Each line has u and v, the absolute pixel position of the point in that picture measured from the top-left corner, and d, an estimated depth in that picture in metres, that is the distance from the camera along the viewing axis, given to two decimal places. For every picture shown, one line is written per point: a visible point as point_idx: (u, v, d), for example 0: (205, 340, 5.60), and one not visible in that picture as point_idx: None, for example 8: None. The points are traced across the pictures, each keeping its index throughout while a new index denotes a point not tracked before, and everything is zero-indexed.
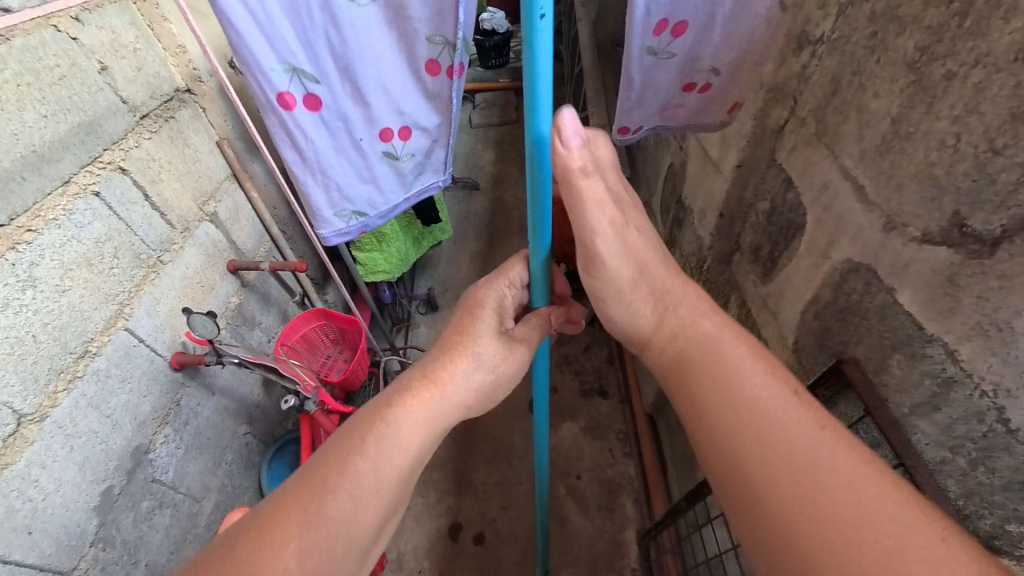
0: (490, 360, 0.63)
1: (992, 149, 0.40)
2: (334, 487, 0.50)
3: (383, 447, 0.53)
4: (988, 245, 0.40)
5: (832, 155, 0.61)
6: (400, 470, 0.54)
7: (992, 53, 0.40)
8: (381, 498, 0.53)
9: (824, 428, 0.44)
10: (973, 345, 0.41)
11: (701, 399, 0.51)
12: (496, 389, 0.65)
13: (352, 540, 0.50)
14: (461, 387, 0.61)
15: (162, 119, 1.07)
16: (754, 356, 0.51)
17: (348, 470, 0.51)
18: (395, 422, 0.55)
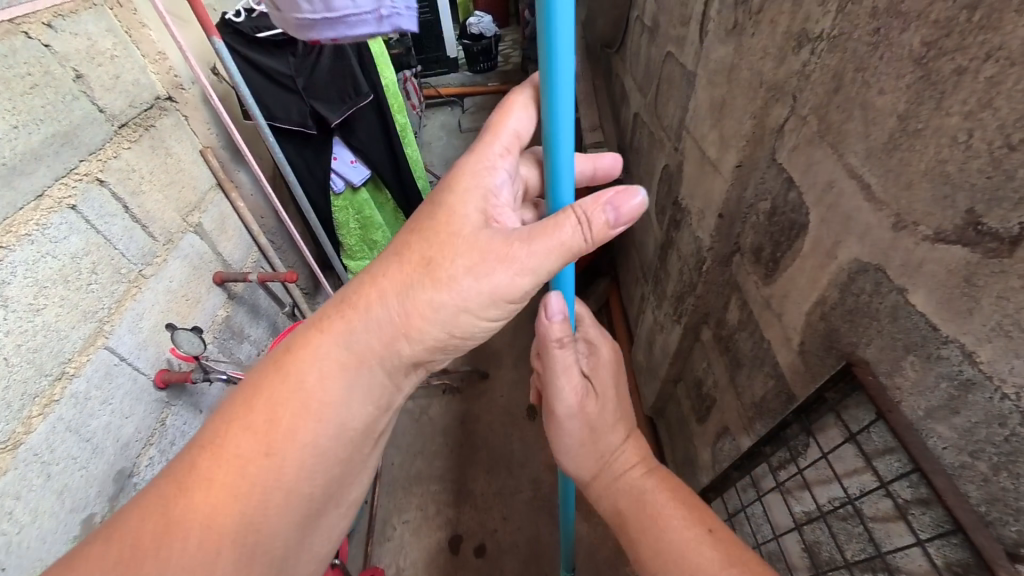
0: (462, 253, 0.54)
1: (1008, 144, 0.39)
2: (218, 461, 0.52)
3: (280, 406, 0.54)
4: (1006, 244, 0.39)
5: (835, 154, 0.60)
6: (307, 398, 0.56)
7: (1005, 47, 0.39)
8: (279, 461, 0.54)
9: (690, 524, 0.60)
10: (993, 346, 0.40)
11: (628, 525, 0.66)
12: (464, 313, 0.56)
13: (257, 520, 0.53)
14: (389, 306, 0.57)
15: (142, 128, 1.03)
16: (661, 489, 0.66)
17: (235, 441, 0.53)
18: (297, 373, 0.56)
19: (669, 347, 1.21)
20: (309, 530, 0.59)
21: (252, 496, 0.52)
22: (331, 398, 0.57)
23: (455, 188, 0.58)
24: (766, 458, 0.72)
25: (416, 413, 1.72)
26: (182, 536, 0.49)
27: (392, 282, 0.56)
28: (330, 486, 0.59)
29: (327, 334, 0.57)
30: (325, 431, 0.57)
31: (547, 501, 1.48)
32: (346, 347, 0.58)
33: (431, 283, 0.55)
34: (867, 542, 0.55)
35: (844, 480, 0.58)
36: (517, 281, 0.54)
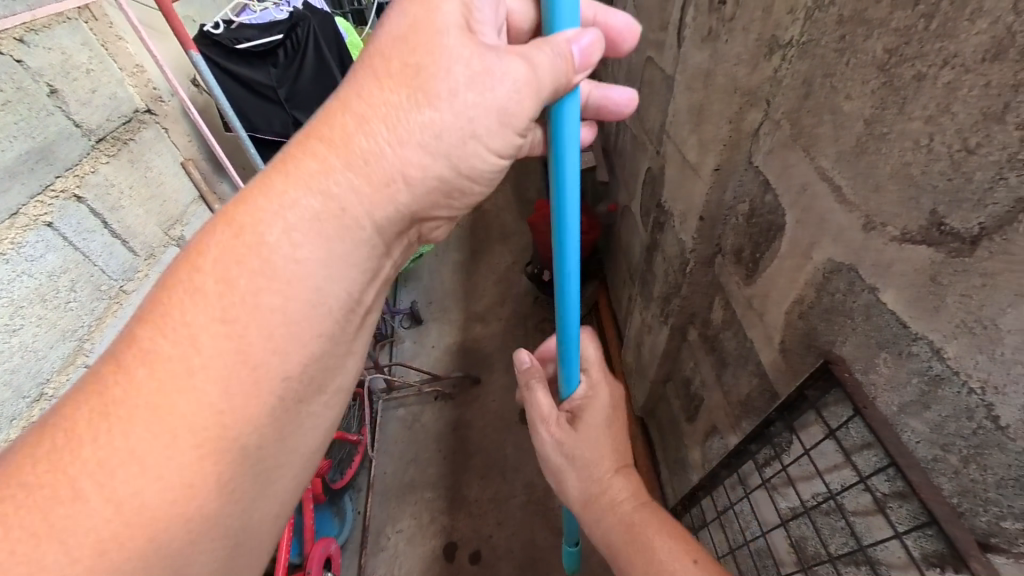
0: (458, 67, 0.46)
1: (966, 148, 0.40)
2: (159, 340, 0.42)
3: (234, 270, 0.45)
4: (968, 243, 0.40)
5: (808, 157, 0.62)
6: (281, 265, 0.46)
7: (960, 55, 0.40)
8: (238, 343, 0.44)
9: (679, 555, 0.60)
10: (958, 343, 0.41)
11: (616, 552, 0.66)
12: (469, 142, 0.49)
13: (224, 408, 0.43)
14: (378, 141, 0.47)
15: (120, 142, 1.02)
16: (651, 521, 0.65)
17: (180, 311, 0.43)
18: (252, 231, 0.45)
19: (658, 347, 1.22)
20: (278, 464, 0.49)
21: (196, 400, 0.42)
22: (307, 261, 0.47)
23: (419, 4, 0.47)
24: (751, 455, 0.73)
25: (408, 421, 1.72)
26: (97, 448, 0.39)
27: (381, 99, 0.46)
28: (308, 399, 0.50)
29: (288, 180, 0.46)
30: (301, 312, 0.47)
31: (542, 505, 1.48)
32: (318, 195, 0.47)
33: (416, 100, 0.46)
34: (849, 535, 0.57)
35: (826, 475, 0.59)
36: (509, 106, 0.49)
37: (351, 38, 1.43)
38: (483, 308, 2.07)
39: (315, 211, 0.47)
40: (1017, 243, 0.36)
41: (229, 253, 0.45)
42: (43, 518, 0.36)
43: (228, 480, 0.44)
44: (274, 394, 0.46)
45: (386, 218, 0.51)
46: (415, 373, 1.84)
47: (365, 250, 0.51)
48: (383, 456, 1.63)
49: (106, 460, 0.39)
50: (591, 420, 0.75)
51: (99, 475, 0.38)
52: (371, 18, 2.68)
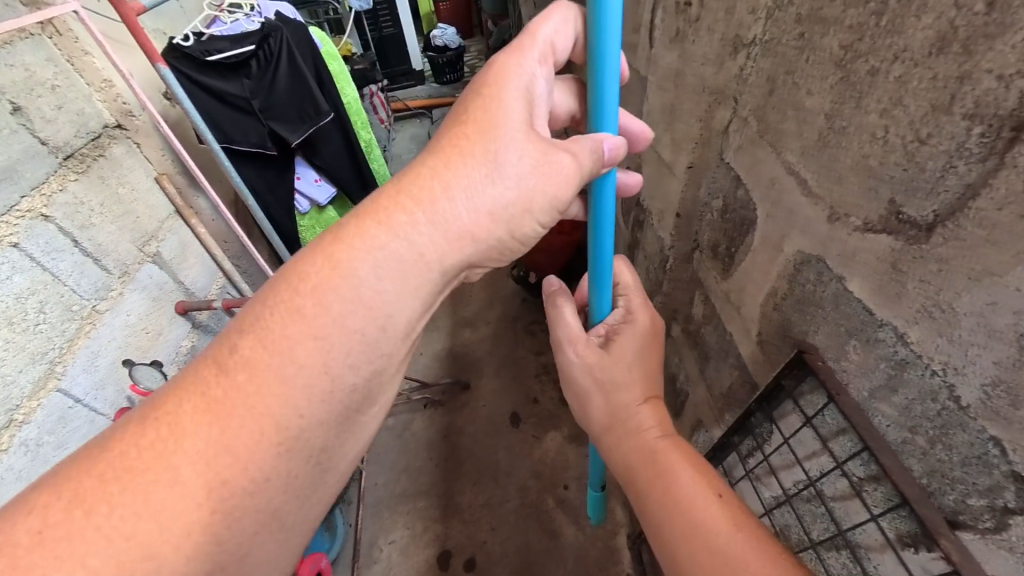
0: (524, 155, 0.50)
1: (917, 139, 0.42)
2: (254, 354, 0.45)
3: (327, 298, 0.46)
4: (923, 231, 0.41)
5: (775, 152, 0.63)
6: (349, 319, 0.47)
7: (908, 49, 0.42)
8: (321, 364, 0.46)
9: (702, 487, 0.55)
10: (920, 327, 0.42)
11: (636, 476, 0.62)
12: (527, 217, 0.52)
13: (283, 436, 0.45)
14: (458, 207, 0.49)
15: (90, 158, 1.00)
16: (676, 451, 0.60)
17: (276, 327, 0.45)
18: (344, 265, 0.47)
19: None
20: (334, 469, 0.50)
21: (282, 409, 0.44)
22: (385, 294, 0.48)
23: (501, 85, 0.52)
24: (735, 447, 0.74)
25: (398, 430, 1.70)
26: (194, 442, 0.42)
27: (461, 170, 0.49)
28: (363, 410, 0.51)
29: (381, 225, 0.48)
30: (375, 337, 0.49)
31: (535, 507, 1.48)
32: (405, 242, 0.48)
33: (488, 175, 0.49)
34: (829, 521, 0.58)
35: (806, 463, 0.61)
36: (559, 198, 0.53)
37: (326, 46, 1.42)
38: (471, 312, 2.07)
39: (401, 255, 0.48)
40: (968, 228, 0.38)
41: (296, 304, 0.46)
42: (145, 499, 0.40)
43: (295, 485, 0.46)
44: (341, 406, 0.48)
45: (455, 270, 0.52)
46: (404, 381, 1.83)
47: (431, 294, 0.51)
48: (374, 466, 1.61)
49: (199, 452, 0.42)
50: (624, 345, 0.71)
51: (197, 464, 0.42)
52: (349, 27, 2.67)
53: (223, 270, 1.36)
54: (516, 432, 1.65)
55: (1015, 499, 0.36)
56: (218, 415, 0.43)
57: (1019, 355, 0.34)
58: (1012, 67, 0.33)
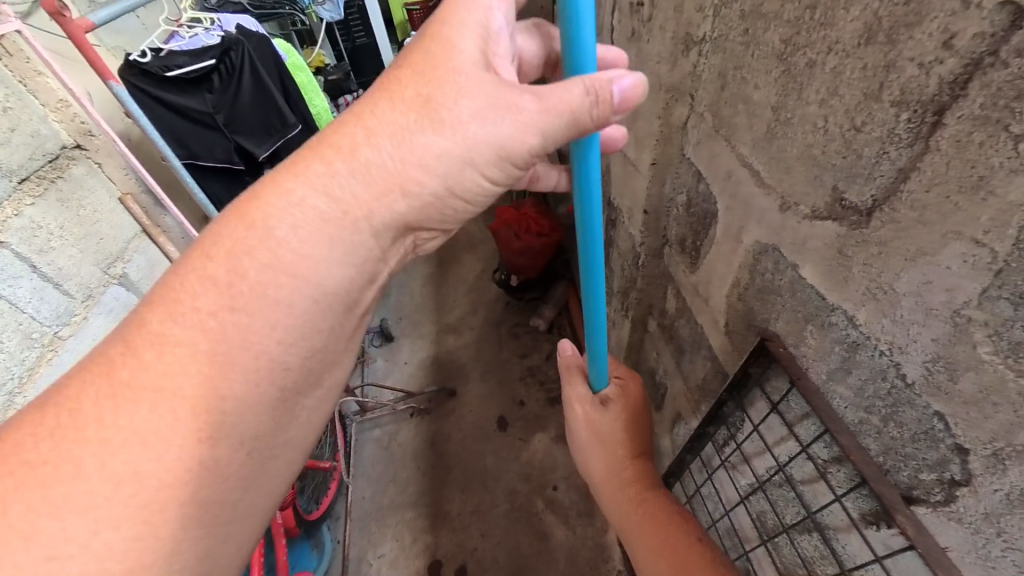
0: (468, 94, 0.45)
1: (854, 127, 0.43)
2: (166, 327, 0.45)
3: (242, 262, 0.47)
4: (864, 215, 0.43)
5: (729, 146, 0.65)
6: (274, 286, 0.47)
7: (840, 40, 0.43)
8: (242, 331, 0.46)
9: (684, 528, 0.63)
10: (867, 309, 0.44)
11: (621, 505, 0.71)
12: (469, 170, 0.47)
13: (214, 415, 0.45)
14: (387, 157, 0.47)
15: (47, 180, 0.97)
16: (659, 495, 0.68)
17: (188, 299, 0.46)
18: (262, 224, 0.47)
19: (623, 341, 1.24)
20: (275, 453, 0.51)
21: (194, 382, 0.44)
22: (306, 254, 0.48)
23: (451, 23, 0.48)
24: (710, 437, 0.75)
25: (384, 442, 1.68)
26: (102, 427, 0.41)
27: (390, 117, 0.46)
28: (302, 394, 0.52)
29: (298, 178, 0.48)
30: (306, 311, 0.49)
31: (525, 511, 1.47)
32: (326, 197, 0.48)
33: (421, 121, 0.45)
34: (799, 505, 0.59)
35: (775, 448, 0.62)
36: (508, 142, 0.46)
37: (292, 58, 1.41)
38: (455, 318, 2.06)
39: (322, 211, 0.48)
40: (902, 211, 0.39)
41: (235, 256, 0.47)
42: (46, 492, 0.39)
43: (219, 467, 0.45)
44: (274, 385, 0.49)
45: (390, 230, 0.51)
46: (389, 391, 1.81)
47: (365, 258, 0.51)
48: (361, 480, 1.59)
49: (107, 440, 0.41)
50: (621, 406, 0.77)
51: (99, 454, 0.41)
52: (319, 39, 2.65)
53: None
54: (504, 436, 1.64)
55: (961, 472, 0.37)
56: (139, 403, 0.42)
57: (954, 331, 0.36)
58: (930, 54, 0.35)
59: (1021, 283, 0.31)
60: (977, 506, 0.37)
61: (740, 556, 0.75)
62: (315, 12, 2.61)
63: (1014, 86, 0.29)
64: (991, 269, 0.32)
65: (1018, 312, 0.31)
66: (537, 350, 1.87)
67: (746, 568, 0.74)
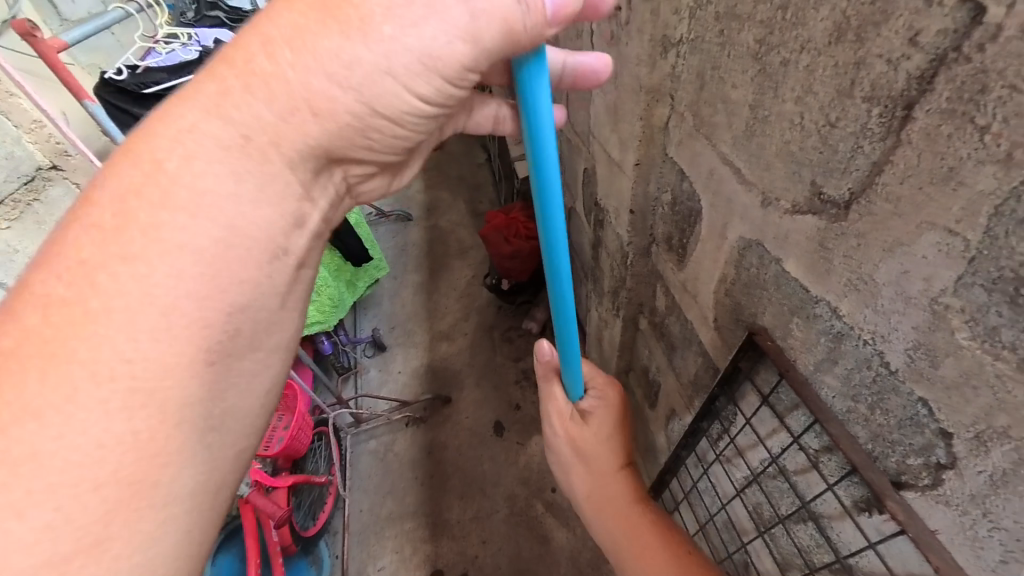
0: None
1: (829, 123, 0.44)
2: (59, 287, 0.41)
3: (134, 208, 0.43)
4: (842, 209, 0.44)
5: (710, 144, 0.66)
6: (178, 221, 0.43)
7: (812, 39, 0.44)
8: (144, 282, 0.41)
9: (670, 543, 0.67)
10: (849, 300, 0.44)
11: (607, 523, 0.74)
12: (388, 80, 0.43)
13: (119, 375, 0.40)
14: (285, 65, 0.42)
15: (22, 204, 0.97)
16: (643, 507, 0.73)
17: (77, 251, 0.42)
18: (163, 169, 0.43)
19: (615, 340, 1.25)
20: (218, 424, 0.46)
21: (95, 347, 0.40)
22: (210, 197, 0.44)
23: None
24: (705, 432, 0.75)
25: (380, 452, 1.67)
26: (16, 396, 0.38)
27: (290, 19, 0.41)
28: (235, 355, 0.47)
29: (189, 108, 0.44)
30: (219, 250, 0.45)
31: (524, 515, 1.47)
32: (225, 123, 0.44)
33: (324, 23, 0.41)
34: (794, 495, 0.59)
35: (768, 441, 0.62)
36: (439, 45, 0.42)
37: None
38: (447, 325, 2.05)
39: (222, 143, 0.44)
40: (878, 204, 0.40)
41: (130, 208, 0.42)
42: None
43: (152, 442, 0.41)
44: (194, 341, 0.44)
45: (306, 160, 0.48)
46: (383, 402, 1.80)
47: (281, 194, 0.48)
48: (358, 492, 1.58)
49: (9, 423, 0.37)
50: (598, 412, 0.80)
51: (13, 428, 0.37)
52: None
53: None
54: (500, 441, 1.64)
55: (946, 455, 0.38)
56: (37, 365, 0.39)
57: (932, 319, 0.37)
58: (897, 50, 0.36)
59: (994, 269, 0.32)
60: (962, 488, 0.38)
61: (739, 549, 0.76)
62: None
63: (977, 80, 0.30)
64: (964, 257, 0.33)
65: (992, 297, 0.32)
66: (530, 353, 1.87)
67: (745, 560, 0.75)
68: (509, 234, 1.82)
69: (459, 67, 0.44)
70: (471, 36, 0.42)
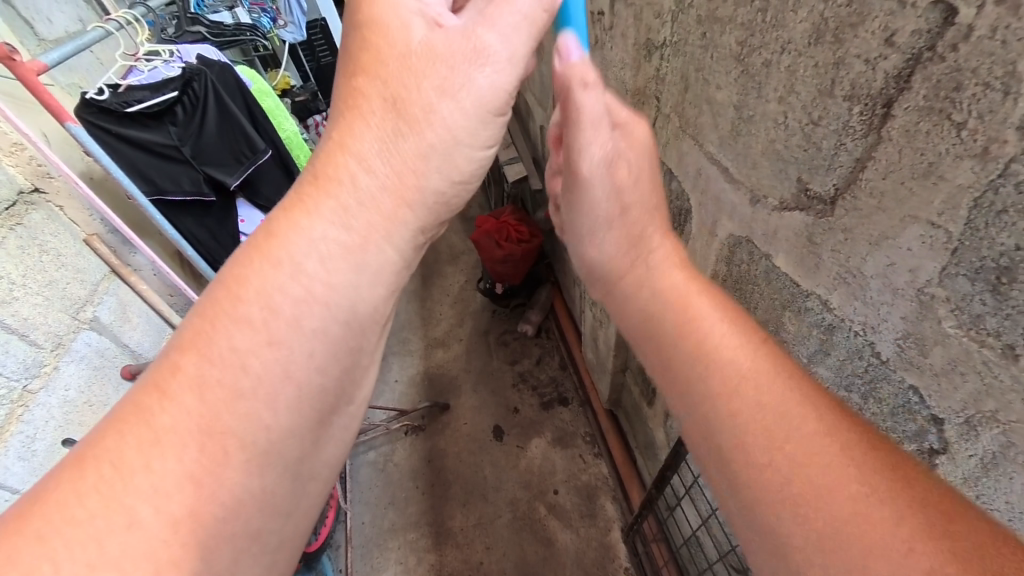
0: (423, 78, 0.40)
1: (812, 121, 0.45)
2: (205, 370, 0.36)
3: (274, 298, 0.38)
4: (828, 204, 0.45)
5: (697, 144, 0.67)
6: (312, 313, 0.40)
7: (792, 41, 0.45)
8: (282, 370, 0.38)
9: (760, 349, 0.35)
10: (839, 293, 0.45)
11: (644, 304, 0.43)
12: (460, 152, 0.43)
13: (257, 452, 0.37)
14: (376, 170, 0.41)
15: (6, 228, 0.93)
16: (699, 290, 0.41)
17: (220, 338, 0.37)
18: (290, 261, 0.39)
19: (610, 340, 1.26)
20: (313, 474, 0.42)
21: (244, 425, 0.37)
22: (338, 285, 0.40)
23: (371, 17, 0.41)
24: None
25: (380, 463, 1.65)
26: (151, 475, 0.33)
27: (368, 133, 0.41)
28: (337, 412, 0.43)
29: (310, 214, 0.40)
30: (340, 335, 0.42)
31: (527, 518, 1.47)
32: (346, 226, 0.40)
33: (393, 128, 0.41)
34: None
35: None
36: (498, 81, 0.42)
37: (256, 83, 1.38)
38: (442, 331, 2.05)
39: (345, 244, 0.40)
40: (862, 199, 0.41)
41: (263, 294, 0.38)
42: (100, 548, 0.31)
43: (263, 496, 0.38)
44: (312, 411, 0.41)
45: (411, 245, 0.45)
46: (380, 412, 1.79)
47: (393, 276, 0.44)
48: (360, 505, 1.56)
49: (152, 487, 0.33)
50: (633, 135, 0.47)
51: (154, 500, 0.33)
52: (283, 61, 2.65)
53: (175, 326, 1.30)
54: (500, 446, 1.64)
55: (938, 441, 0.39)
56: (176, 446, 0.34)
57: (919, 309, 0.38)
58: (875, 51, 0.37)
59: (976, 260, 0.33)
60: (955, 472, 0.39)
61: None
62: (278, 35, 2.63)
63: (952, 78, 0.32)
64: (947, 249, 0.34)
65: (976, 287, 0.33)
66: (527, 355, 1.89)
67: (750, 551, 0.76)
68: (500, 240, 1.81)
69: (509, 104, 0.44)
70: (508, 63, 0.42)
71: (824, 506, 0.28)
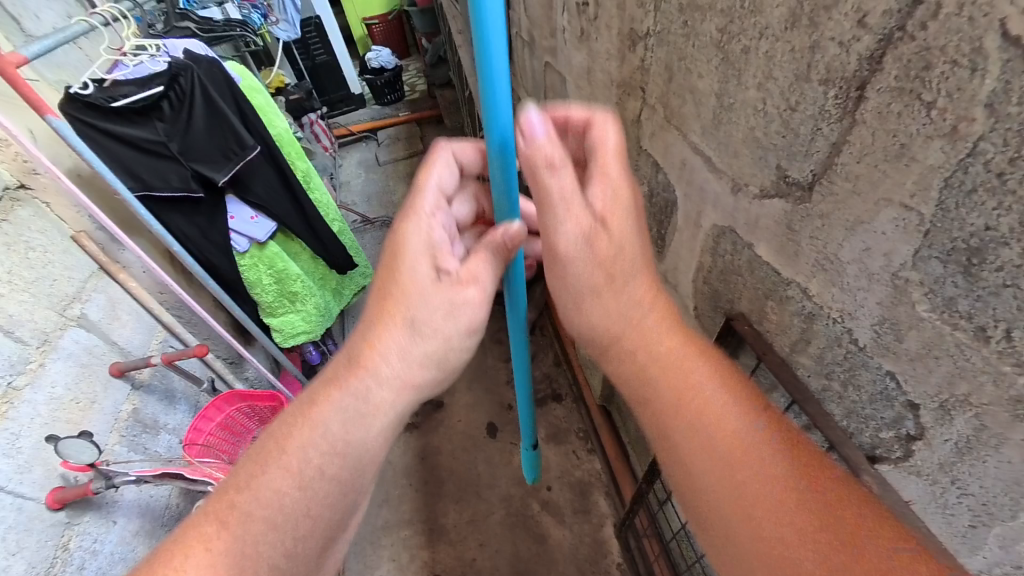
0: (434, 306, 0.54)
1: (789, 108, 0.45)
2: (251, 500, 0.49)
3: (302, 444, 0.52)
4: (806, 190, 0.44)
5: (681, 135, 0.66)
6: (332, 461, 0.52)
7: (769, 26, 0.45)
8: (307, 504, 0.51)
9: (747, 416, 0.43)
10: (817, 281, 0.45)
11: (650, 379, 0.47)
12: (450, 352, 0.57)
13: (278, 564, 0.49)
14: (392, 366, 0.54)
15: None
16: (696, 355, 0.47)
17: (262, 474, 0.50)
18: (318, 424, 0.52)
19: None
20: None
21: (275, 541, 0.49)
22: (350, 438, 0.53)
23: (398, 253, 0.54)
24: None
25: None
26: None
27: (387, 337, 0.54)
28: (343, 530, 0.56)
29: (341, 392, 0.53)
30: (350, 477, 0.54)
31: (520, 515, 1.47)
32: (361, 400, 0.53)
33: (403, 321, 0.53)
34: None
35: None
36: (469, 330, 0.56)
37: (246, 80, 1.37)
38: None
39: (431, 350, 0.55)
40: (838, 183, 0.41)
41: (293, 447, 0.51)
42: None
43: None
44: (324, 533, 0.53)
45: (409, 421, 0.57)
46: None
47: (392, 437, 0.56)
48: None
49: None
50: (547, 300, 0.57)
51: None
52: (277, 61, 2.67)
53: (165, 325, 1.30)
54: (494, 443, 1.64)
55: (915, 426, 0.39)
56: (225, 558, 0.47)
57: (894, 293, 0.37)
58: (848, 33, 0.36)
59: (948, 242, 0.32)
60: (931, 457, 0.38)
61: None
62: (272, 33, 2.64)
63: (922, 57, 0.31)
64: (919, 231, 0.34)
65: (947, 269, 0.33)
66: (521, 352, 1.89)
67: None
68: None
69: (482, 314, 0.57)
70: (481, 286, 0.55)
71: (790, 559, 0.37)
